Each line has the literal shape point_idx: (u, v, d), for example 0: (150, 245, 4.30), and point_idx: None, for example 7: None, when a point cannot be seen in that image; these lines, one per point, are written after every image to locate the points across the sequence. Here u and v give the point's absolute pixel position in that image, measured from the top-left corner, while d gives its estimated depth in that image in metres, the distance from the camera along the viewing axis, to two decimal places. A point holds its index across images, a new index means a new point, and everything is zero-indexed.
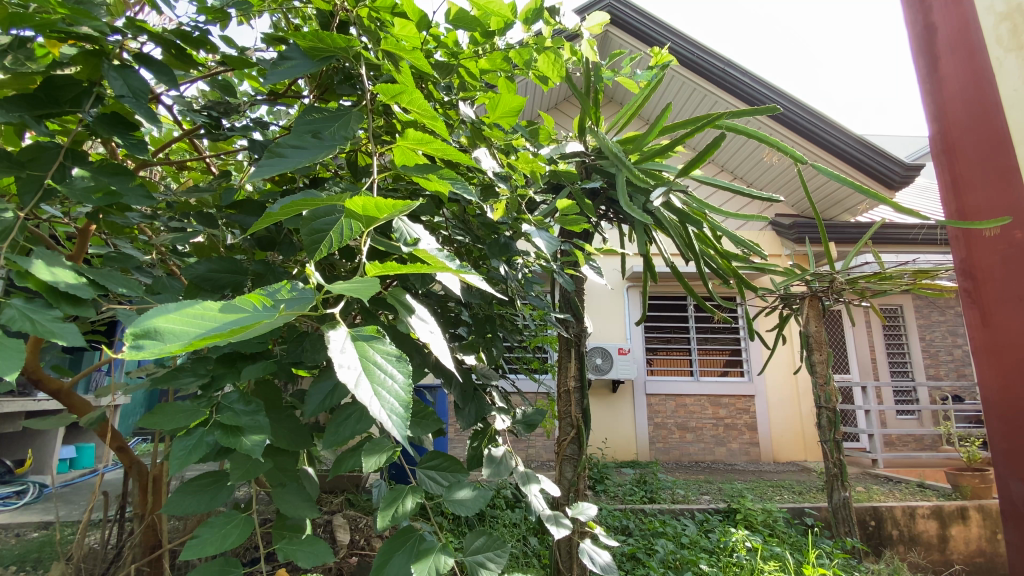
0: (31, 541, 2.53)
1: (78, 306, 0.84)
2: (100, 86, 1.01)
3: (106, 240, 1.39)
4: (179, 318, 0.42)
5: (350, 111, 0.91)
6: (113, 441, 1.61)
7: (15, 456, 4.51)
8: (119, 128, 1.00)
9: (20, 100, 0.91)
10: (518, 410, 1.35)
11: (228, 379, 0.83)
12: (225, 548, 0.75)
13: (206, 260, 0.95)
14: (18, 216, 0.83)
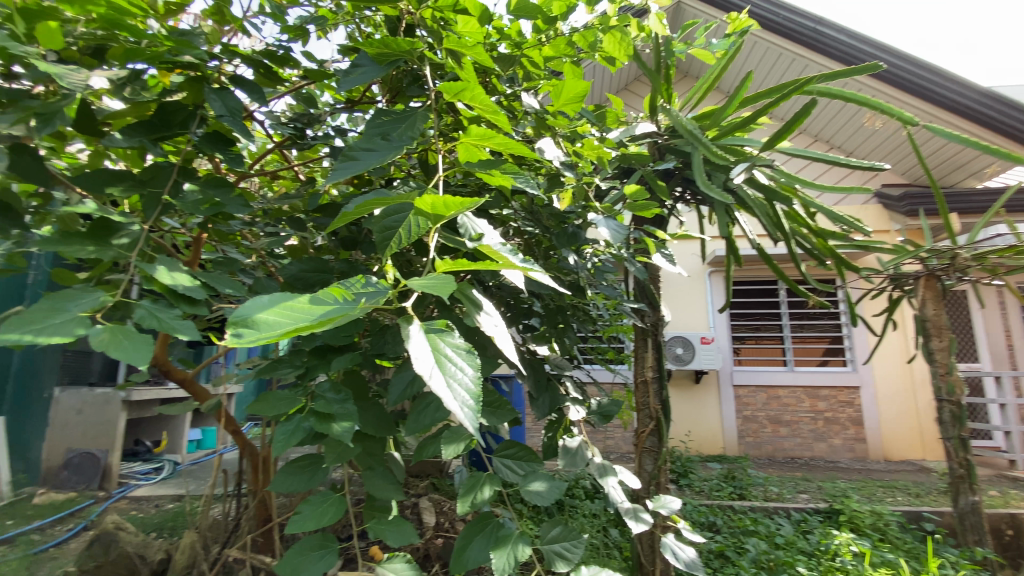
0: (168, 510, 2.91)
1: (194, 305, 0.93)
2: (203, 109, 1.13)
3: (217, 247, 1.54)
4: (275, 310, 0.45)
5: (416, 112, 0.93)
6: (229, 426, 1.80)
7: (152, 436, 5.08)
8: (221, 144, 1.11)
9: (141, 126, 1.04)
10: (594, 401, 1.34)
11: (321, 370, 0.90)
12: (324, 524, 0.82)
13: (298, 261, 1.04)
14: (143, 228, 0.95)
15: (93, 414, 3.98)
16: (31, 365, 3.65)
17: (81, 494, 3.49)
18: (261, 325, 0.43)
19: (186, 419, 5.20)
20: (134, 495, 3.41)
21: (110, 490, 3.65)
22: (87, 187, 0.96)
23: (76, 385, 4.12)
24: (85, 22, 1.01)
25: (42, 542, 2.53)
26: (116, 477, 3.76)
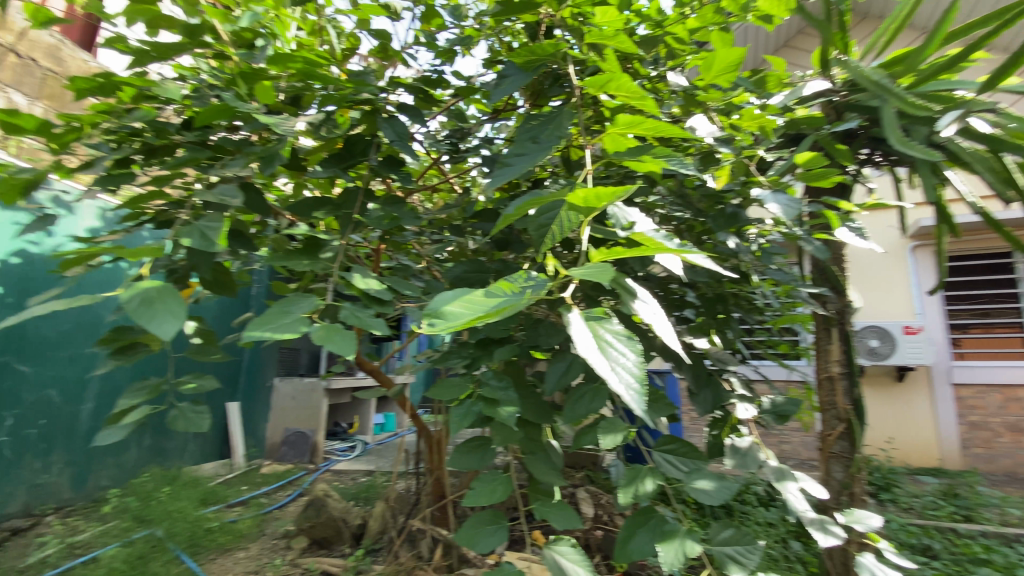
0: (362, 483, 3.40)
1: (382, 305, 1.08)
2: (377, 136, 1.30)
3: (392, 256, 1.76)
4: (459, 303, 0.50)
5: (562, 111, 0.94)
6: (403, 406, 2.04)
7: (347, 419, 5.88)
8: (393, 166, 1.27)
9: (334, 158, 1.24)
10: (766, 398, 1.22)
11: (484, 360, 1.00)
12: (494, 500, 0.90)
13: (460, 263, 1.14)
14: (340, 243, 1.14)
15: (302, 400, 4.63)
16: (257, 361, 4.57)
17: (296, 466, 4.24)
18: (446, 315, 0.47)
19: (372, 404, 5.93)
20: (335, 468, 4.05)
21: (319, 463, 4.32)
22: (299, 213, 1.17)
23: (290, 375, 4.92)
24: (283, 74, 1.19)
25: (272, 502, 3.15)
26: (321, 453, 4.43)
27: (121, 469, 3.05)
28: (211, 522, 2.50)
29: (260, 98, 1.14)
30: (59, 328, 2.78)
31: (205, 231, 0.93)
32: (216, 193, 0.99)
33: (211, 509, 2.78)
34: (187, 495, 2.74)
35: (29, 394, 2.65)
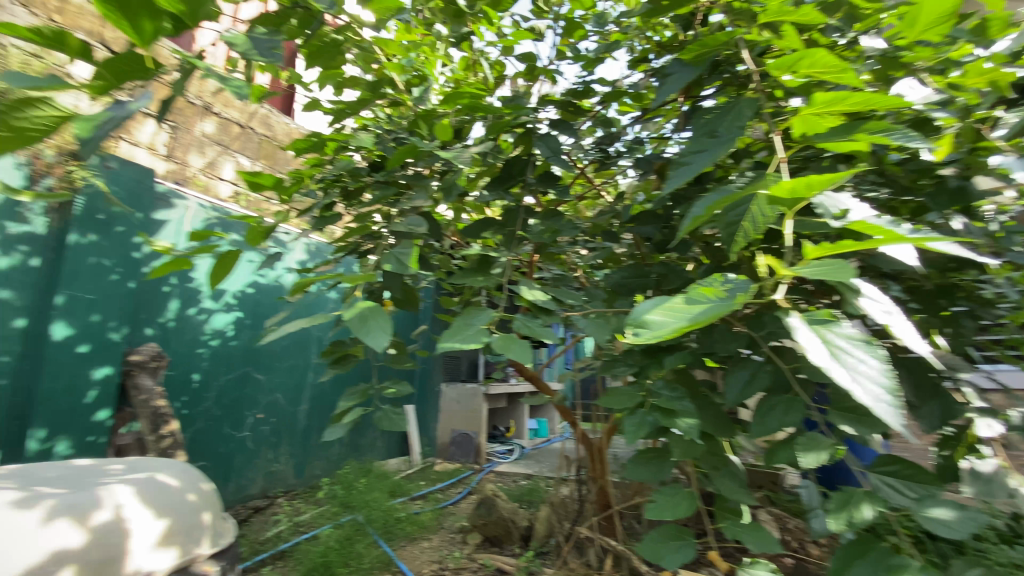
0: (524, 485, 3.56)
1: (550, 316, 1.12)
2: (533, 155, 1.35)
3: (548, 266, 1.84)
4: (665, 310, 0.48)
5: (739, 100, 0.88)
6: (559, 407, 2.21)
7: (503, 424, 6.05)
8: (551, 181, 1.34)
9: (496, 181, 1.32)
10: (1019, 412, 1.00)
11: (654, 368, 1.04)
12: (678, 513, 0.95)
13: (619, 270, 1.22)
14: (506, 258, 1.22)
15: (465, 402, 5.03)
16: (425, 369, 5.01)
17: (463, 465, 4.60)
18: (654, 322, 0.46)
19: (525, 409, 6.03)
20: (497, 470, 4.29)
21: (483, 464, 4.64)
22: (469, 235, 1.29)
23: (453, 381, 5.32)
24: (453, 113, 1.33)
25: (446, 497, 3.47)
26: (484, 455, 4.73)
27: (327, 461, 3.68)
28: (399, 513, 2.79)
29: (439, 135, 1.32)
30: (281, 343, 3.35)
31: (399, 256, 1.08)
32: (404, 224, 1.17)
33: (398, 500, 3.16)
34: (378, 486, 3.13)
35: (264, 397, 3.23)
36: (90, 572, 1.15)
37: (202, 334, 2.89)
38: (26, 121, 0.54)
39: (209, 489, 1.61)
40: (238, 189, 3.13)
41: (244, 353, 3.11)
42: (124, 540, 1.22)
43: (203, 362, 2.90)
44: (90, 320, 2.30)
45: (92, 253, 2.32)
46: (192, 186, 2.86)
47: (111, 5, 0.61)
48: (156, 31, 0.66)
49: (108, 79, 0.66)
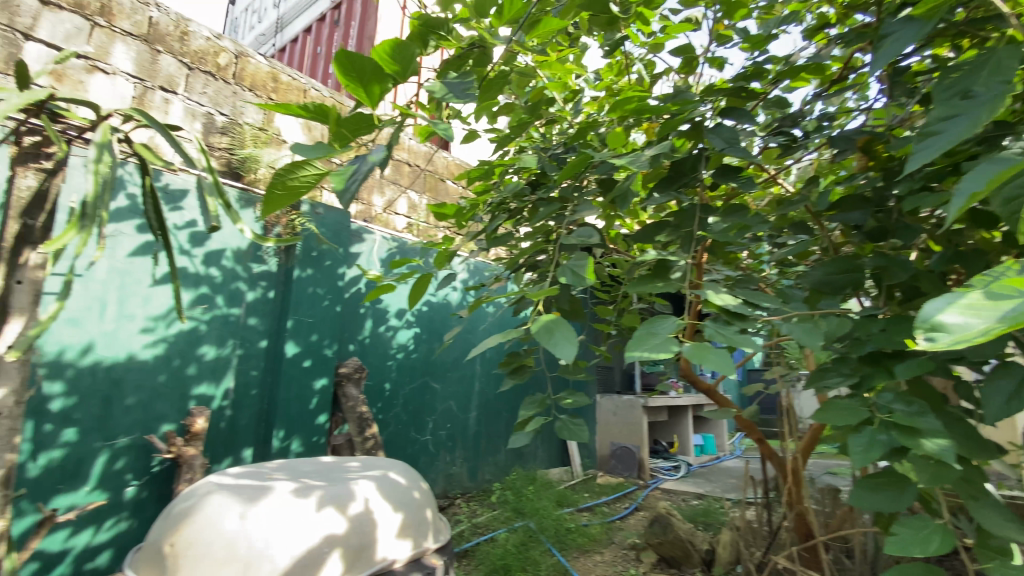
0: (698, 508, 3.55)
1: (745, 322, 1.08)
2: (705, 148, 1.36)
3: (721, 269, 1.83)
4: (964, 310, 0.40)
5: (998, 49, 0.77)
6: (738, 422, 2.08)
7: (666, 438, 5.90)
8: (731, 173, 1.37)
9: (667, 181, 1.37)
10: None
11: (879, 377, 1.07)
12: (932, 553, 0.83)
13: (821, 267, 1.28)
14: (686, 262, 1.24)
15: (623, 415, 5.05)
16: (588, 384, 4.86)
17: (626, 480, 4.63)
18: (951, 325, 0.37)
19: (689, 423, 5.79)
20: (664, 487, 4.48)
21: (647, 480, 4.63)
22: (644, 239, 1.38)
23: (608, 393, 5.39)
24: (619, 122, 1.49)
25: (613, 513, 3.73)
26: (647, 470, 4.71)
27: (496, 466, 3.95)
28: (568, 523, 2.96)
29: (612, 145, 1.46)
30: (451, 355, 3.69)
31: (574, 268, 1.20)
32: (577, 236, 1.42)
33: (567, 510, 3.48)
34: (546, 496, 3.40)
35: (440, 404, 3.58)
36: (353, 557, 1.31)
37: (390, 349, 3.29)
38: (300, 179, 0.70)
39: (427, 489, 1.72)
40: (411, 221, 3.54)
41: (422, 365, 3.48)
42: (373, 529, 1.37)
43: (392, 373, 3.30)
44: (311, 339, 2.77)
45: (311, 284, 2.80)
46: (377, 223, 3.33)
47: (349, 73, 0.73)
48: (382, 91, 0.76)
49: (345, 136, 0.77)
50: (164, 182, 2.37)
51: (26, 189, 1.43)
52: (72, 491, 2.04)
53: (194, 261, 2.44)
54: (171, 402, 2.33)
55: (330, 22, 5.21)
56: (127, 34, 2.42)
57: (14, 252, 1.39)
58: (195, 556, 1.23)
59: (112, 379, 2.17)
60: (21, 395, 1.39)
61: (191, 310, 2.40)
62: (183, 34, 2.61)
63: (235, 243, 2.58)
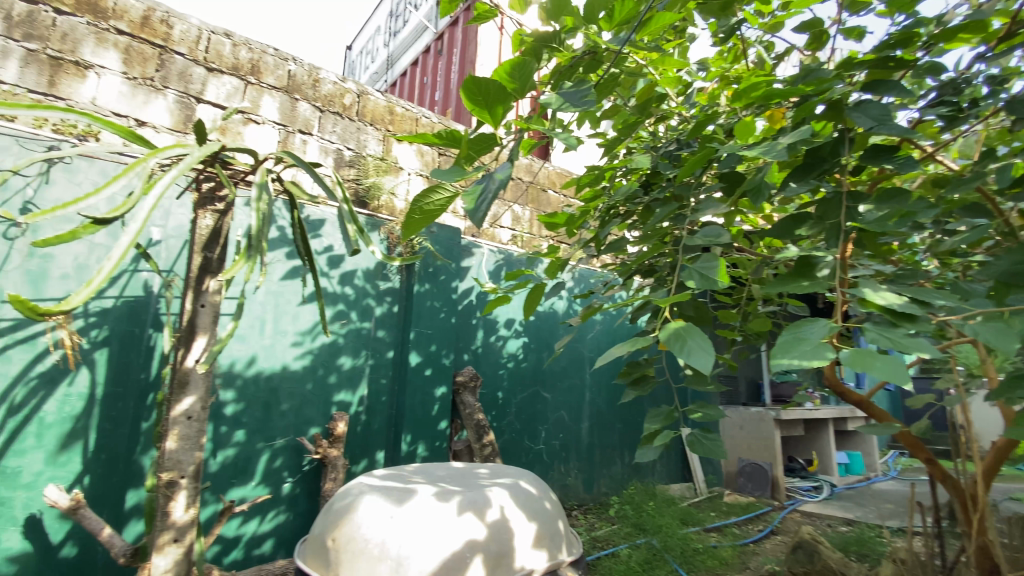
0: (848, 535, 3.20)
1: (916, 322, 0.93)
2: (847, 128, 1.24)
3: (869, 263, 1.64)
4: None
5: None
6: (901, 439, 1.80)
7: (804, 455, 5.33)
8: (883, 154, 1.25)
9: (803, 168, 1.28)
10: None
11: None
12: None
13: (1006, 258, 1.10)
14: (835, 257, 1.13)
15: (752, 429, 4.67)
16: (707, 395, 4.54)
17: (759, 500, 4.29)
18: None
19: (831, 439, 5.15)
20: (804, 510, 4.14)
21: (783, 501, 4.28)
22: (782, 235, 1.27)
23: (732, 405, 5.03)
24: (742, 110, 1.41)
25: (745, 535, 3.48)
26: (783, 490, 4.34)
27: (612, 479, 3.88)
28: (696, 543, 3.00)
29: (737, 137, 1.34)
30: (561, 364, 3.69)
31: (703, 271, 1.23)
32: (702, 235, 1.42)
33: (692, 529, 3.34)
34: (669, 513, 3.40)
35: (552, 413, 3.59)
36: (492, 563, 1.35)
37: (502, 358, 3.39)
38: (434, 202, 0.75)
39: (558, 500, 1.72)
40: (515, 233, 3.63)
41: (533, 374, 3.52)
42: (510, 539, 1.40)
43: (505, 382, 3.38)
44: (431, 350, 2.94)
45: (429, 297, 2.98)
46: (484, 237, 3.45)
47: (474, 97, 0.76)
48: (504, 110, 0.79)
49: (472, 157, 0.81)
50: (307, 213, 2.69)
51: (205, 227, 1.70)
52: (242, 484, 2.37)
53: (331, 281, 2.72)
54: (317, 408, 2.60)
55: (434, 52, 5.57)
56: (272, 88, 2.79)
57: (199, 280, 1.66)
58: (355, 552, 1.35)
59: (270, 387, 2.49)
60: (206, 401, 1.65)
61: (331, 325, 2.68)
62: (315, 81, 2.95)
63: (364, 263, 2.85)
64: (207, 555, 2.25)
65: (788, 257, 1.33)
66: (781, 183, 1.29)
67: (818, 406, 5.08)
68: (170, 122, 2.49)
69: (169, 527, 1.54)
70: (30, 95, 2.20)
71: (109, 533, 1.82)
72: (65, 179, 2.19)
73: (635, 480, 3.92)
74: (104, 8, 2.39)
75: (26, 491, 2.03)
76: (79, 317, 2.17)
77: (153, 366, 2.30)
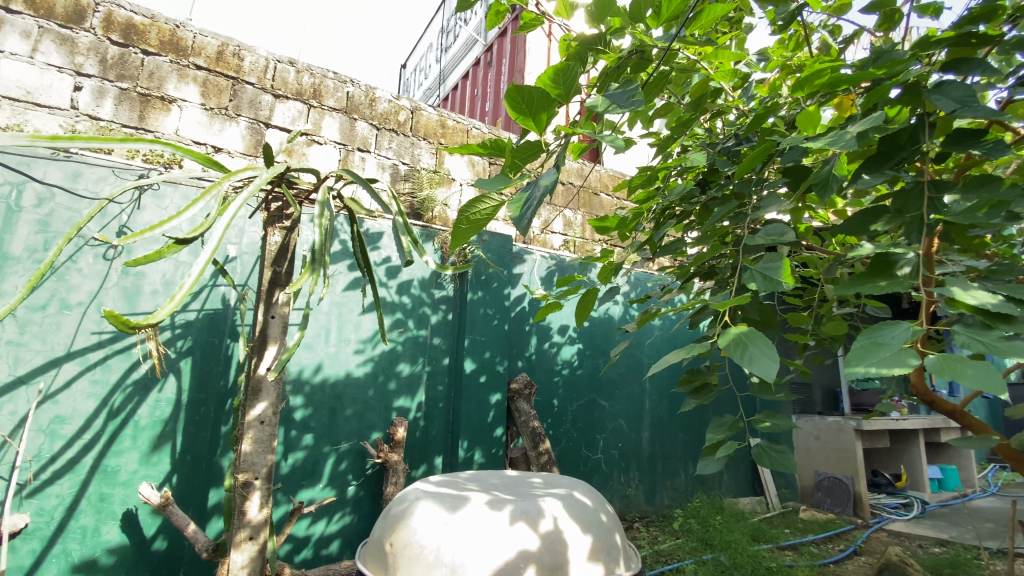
0: (944, 559, 2.90)
1: (1014, 323, 0.84)
2: (926, 112, 1.14)
3: (960, 260, 1.49)
4: None
5: None
6: (1001, 452, 1.60)
7: (891, 469, 4.88)
8: (968, 139, 1.13)
9: (877, 159, 1.18)
10: None
11: None
12: None
13: None
14: (918, 254, 1.03)
15: (830, 439, 4.34)
16: (777, 403, 4.27)
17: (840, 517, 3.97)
18: None
19: (923, 451, 4.71)
20: (892, 529, 3.80)
21: (867, 520, 3.94)
22: (856, 231, 1.17)
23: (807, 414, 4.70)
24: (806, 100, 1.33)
25: (824, 555, 3.22)
26: (866, 507, 3.98)
27: (676, 491, 3.74)
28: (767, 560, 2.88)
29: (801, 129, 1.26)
30: (618, 371, 3.60)
31: (766, 272, 1.16)
32: (764, 235, 1.34)
33: (764, 547, 3.14)
34: (737, 527, 3.24)
35: (610, 422, 3.51)
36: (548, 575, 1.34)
37: (556, 365, 3.36)
38: (480, 212, 0.75)
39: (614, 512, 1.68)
40: (567, 238, 3.60)
41: (589, 381, 3.46)
42: (565, 550, 1.38)
43: (560, 389, 3.35)
44: (486, 356, 2.97)
45: (482, 305, 3.02)
46: (536, 243, 3.45)
47: (518, 106, 0.76)
48: (548, 117, 0.79)
49: (517, 166, 0.81)
50: (366, 227, 2.81)
51: (274, 243, 1.81)
52: (311, 486, 2.49)
53: (389, 291, 2.82)
54: (378, 414, 2.70)
55: (484, 64, 5.68)
56: (332, 110, 2.95)
57: (269, 293, 1.77)
58: (412, 557, 1.38)
59: (335, 393, 2.60)
60: (277, 406, 1.75)
61: (390, 333, 2.78)
62: (371, 100, 3.08)
63: (420, 273, 2.93)
64: (280, 553, 2.38)
65: (863, 255, 1.23)
66: (851, 176, 1.20)
67: (905, 416, 4.65)
68: (242, 147, 2.69)
69: (245, 525, 1.64)
70: (124, 129, 2.45)
71: (194, 529, 1.97)
72: (153, 204, 2.42)
73: (701, 492, 3.75)
74: (184, 47, 2.63)
75: (124, 488, 2.24)
76: (167, 329, 2.38)
77: (230, 373, 2.48)
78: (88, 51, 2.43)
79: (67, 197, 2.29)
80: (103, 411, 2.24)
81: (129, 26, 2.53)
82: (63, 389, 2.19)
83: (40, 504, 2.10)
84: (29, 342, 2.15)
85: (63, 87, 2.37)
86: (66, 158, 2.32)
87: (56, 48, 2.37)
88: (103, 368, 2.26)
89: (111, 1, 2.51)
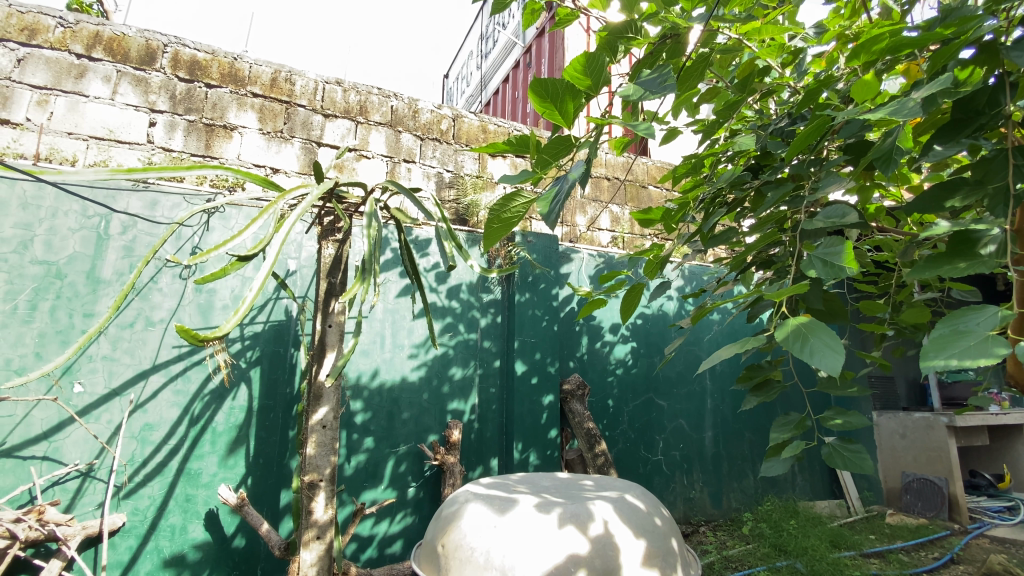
0: None
1: None
2: (1006, 71, 1.03)
3: None
4: None
5: None
6: None
7: (991, 469, 4.42)
8: None
9: (951, 127, 1.07)
10: None
11: None
12: None
13: None
14: (1005, 229, 0.92)
15: (918, 438, 3.96)
16: (853, 399, 3.98)
17: (932, 523, 3.64)
18: None
19: None
20: (994, 536, 3.44)
21: (965, 525, 3.59)
22: (930, 208, 1.05)
23: (890, 410, 4.32)
24: (864, 69, 1.23)
25: (915, 564, 2.96)
26: (965, 511, 3.63)
27: (744, 494, 3.56)
28: (847, 568, 2.72)
29: (857, 100, 1.17)
30: (675, 369, 3.48)
31: (826, 258, 1.08)
32: (823, 217, 1.25)
33: (845, 554, 2.92)
34: (814, 533, 3.04)
35: (669, 422, 3.40)
36: None
37: (609, 365, 3.30)
38: (512, 209, 0.75)
39: (669, 516, 1.63)
40: (615, 234, 3.54)
41: (645, 380, 3.37)
42: (617, 554, 1.36)
43: (614, 390, 3.28)
44: (536, 358, 2.96)
45: (531, 306, 3.01)
46: (582, 242, 3.43)
47: (544, 99, 0.75)
48: (576, 109, 0.77)
49: (546, 161, 0.79)
50: (414, 235, 2.90)
51: (328, 256, 1.89)
52: (373, 488, 2.58)
53: (439, 296, 2.89)
54: (434, 416, 2.76)
55: (524, 66, 5.70)
56: (378, 124, 3.06)
57: (326, 303, 1.85)
58: (462, 559, 1.40)
59: (392, 397, 2.69)
60: (337, 411, 1.83)
61: (441, 337, 2.83)
62: (414, 112, 3.16)
63: (467, 277, 2.97)
64: (346, 551, 2.48)
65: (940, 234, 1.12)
66: (921, 148, 1.10)
67: (1007, 410, 4.18)
68: (298, 167, 2.85)
69: (312, 525, 1.72)
70: (193, 158, 2.66)
71: (267, 529, 2.10)
72: (221, 225, 2.62)
73: (772, 495, 3.55)
74: (242, 77, 2.82)
75: (206, 489, 2.42)
76: (237, 341, 2.55)
77: (295, 381, 2.62)
78: (160, 89, 2.66)
79: (147, 224, 2.52)
80: (185, 418, 2.43)
81: (194, 63, 2.74)
82: (150, 398, 2.40)
83: (135, 504, 2.32)
84: (121, 357, 2.38)
85: (140, 124, 2.60)
86: (145, 188, 2.55)
87: (132, 88, 2.62)
88: (184, 378, 2.46)
89: (177, 42, 2.73)
